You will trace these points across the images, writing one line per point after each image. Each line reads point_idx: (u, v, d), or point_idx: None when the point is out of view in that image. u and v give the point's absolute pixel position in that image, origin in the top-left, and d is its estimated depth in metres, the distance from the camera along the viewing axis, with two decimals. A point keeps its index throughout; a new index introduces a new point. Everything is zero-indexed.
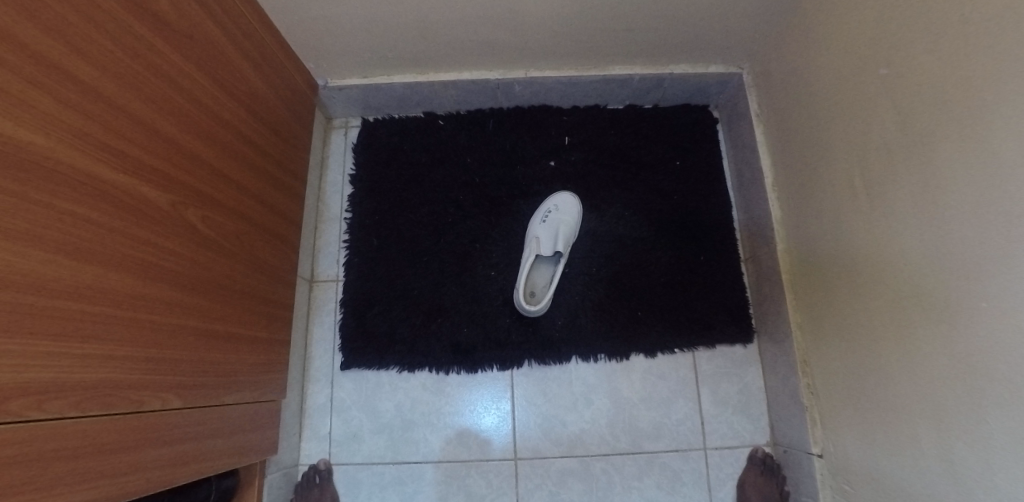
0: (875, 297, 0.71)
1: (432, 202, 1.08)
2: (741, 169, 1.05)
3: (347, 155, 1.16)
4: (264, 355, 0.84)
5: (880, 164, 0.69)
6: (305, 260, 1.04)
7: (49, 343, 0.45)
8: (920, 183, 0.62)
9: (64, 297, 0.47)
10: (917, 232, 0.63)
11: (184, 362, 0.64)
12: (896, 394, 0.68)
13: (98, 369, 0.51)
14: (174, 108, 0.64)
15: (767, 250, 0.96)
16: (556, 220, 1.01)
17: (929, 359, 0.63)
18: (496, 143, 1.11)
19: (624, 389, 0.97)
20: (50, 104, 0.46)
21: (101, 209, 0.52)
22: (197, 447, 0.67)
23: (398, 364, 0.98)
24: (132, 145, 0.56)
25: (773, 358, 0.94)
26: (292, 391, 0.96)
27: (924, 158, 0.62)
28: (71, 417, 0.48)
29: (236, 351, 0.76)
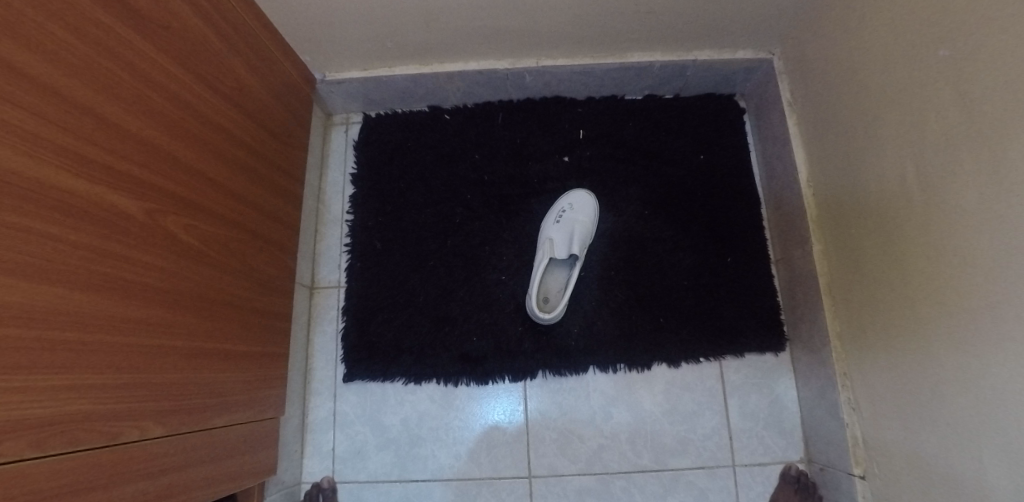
0: (931, 306, 0.63)
1: (437, 202, 1.01)
2: (772, 162, 0.97)
3: (348, 153, 1.10)
4: (257, 371, 0.78)
5: (937, 156, 0.61)
6: (304, 266, 0.98)
7: (6, 379, 0.40)
8: (989, 176, 0.54)
9: (21, 325, 0.42)
10: (984, 234, 0.55)
11: (162, 386, 0.58)
12: (953, 416, 0.60)
13: (60, 403, 0.45)
14: (148, 106, 0.58)
15: (802, 251, 0.88)
16: (571, 220, 0.94)
17: (993, 378, 0.55)
18: (506, 138, 1.04)
19: (645, 401, 0.90)
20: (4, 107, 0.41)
21: (61, 223, 0.46)
22: (184, 477, 0.61)
23: (403, 376, 0.92)
24: (99, 150, 0.50)
25: (808, 369, 0.87)
26: (292, 406, 0.90)
27: (990, 148, 0.54)
28: (32, 459, 0.42)
29: (225, 370, 0.70)
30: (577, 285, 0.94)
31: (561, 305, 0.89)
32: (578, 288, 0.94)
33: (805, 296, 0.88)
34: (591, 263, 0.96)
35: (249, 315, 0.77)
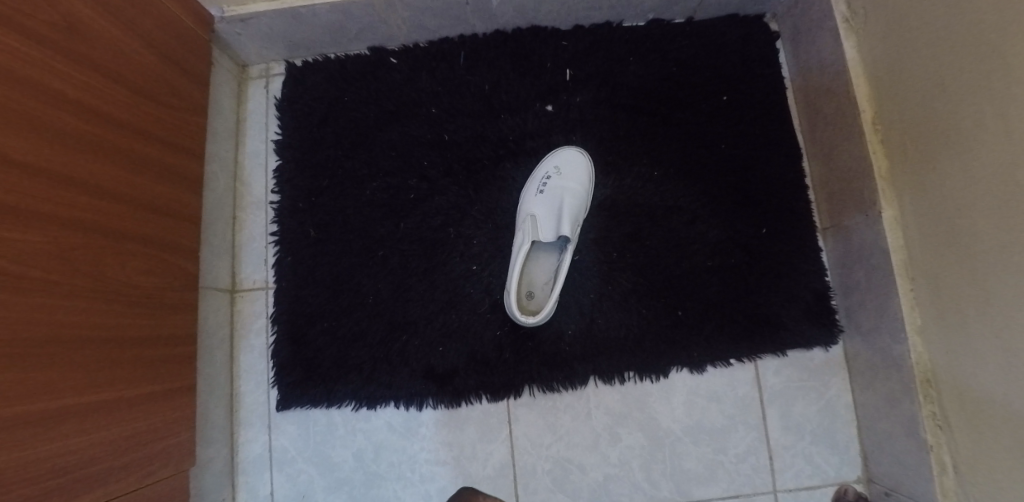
0: None
1: (385, 173, 0.78)
2: (818, 101, 0.74)
3: (270, 115, 0.85)
4: (137, 421, 0.58)
5: None
6: (216, 265, 0.76)
7: None
8: None
9: None
10: None
11: None
12: None
13: None
14: None
15: (864, 218, 0.67)
16: (561, 188, 0.72)
17: None
18: (470, 85, 0.80)
19: (662, 418, 0.70)
20: None
21: None
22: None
23: (352, 401, 0.72)
24: None
25: (872, 369, 0.67)
26: (210, 446, 0.71)
27: None
28: None
29: (73, 439, 0.49)
30: (570, 273, 0.73)
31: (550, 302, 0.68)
32: (572, 277, 0.73)
33: (865, 276, 0.67)
34: (587, 245, 0.74)
35: (119, 349, 0.55)
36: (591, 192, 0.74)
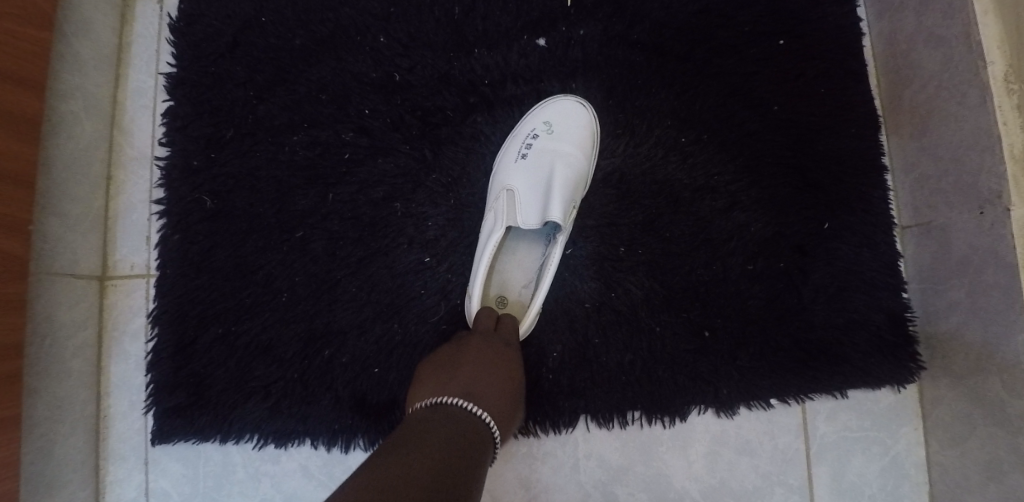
0: None
1: (312, 124, 0.57)
2: (914, 50, 0.54)
3: (163, 38, 0.63)
4: None
5: None
6: (73, 242, 0.55)
7: None
8: None
9: None
10: None
11: None
12: None
13: None
14: None
15: (976, 217, 0.47)
16: (553, 150, 0.52)
17: None
18: (435, 6, 0.58)
19: (674, 475, 0.52)
20: None
21: None
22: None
23: (254, 436, 0.53)
24: None
25: (964, 424, 0.49)
26: (54, 493, 0.51)
27: None
28: None
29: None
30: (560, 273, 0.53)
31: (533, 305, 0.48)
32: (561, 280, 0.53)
33: (968, 297, 0.48)
34: (583, 235, 0.54)
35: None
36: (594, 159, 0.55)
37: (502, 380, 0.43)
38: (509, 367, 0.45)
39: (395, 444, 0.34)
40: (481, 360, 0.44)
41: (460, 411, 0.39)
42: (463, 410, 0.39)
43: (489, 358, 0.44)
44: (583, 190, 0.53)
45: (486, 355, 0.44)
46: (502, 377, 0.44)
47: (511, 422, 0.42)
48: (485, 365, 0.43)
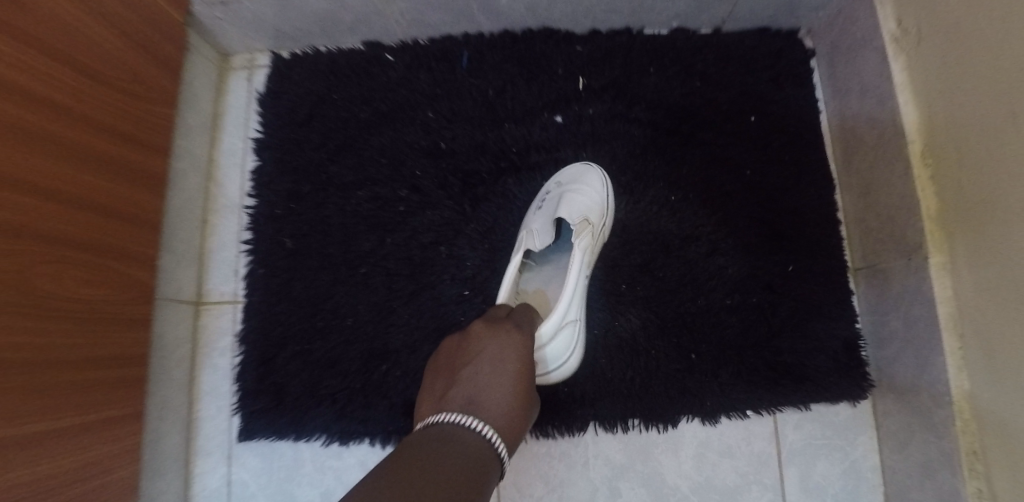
0: None
1: (373, 182, 0.71)
2: (856, 128, 0.67)
3: (252, 111, 0.77)
4: (77, 453, 0.51)
5: None
6: (179, 275, 0.68)
7: None
8: None
9: None
10: None
11: None
12: None
13: None
14: None
15: (905, 263, 0.59)
16: (565, 193, 0.63)
17: None
18: (474, 89, 0.72)
19: (668, 474, 0.63)
20: None
21: None
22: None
23: (322, 435, 0.65)
24: None
25: (906, 431, 0.60)
26: (159, 480, 0.63)
27: None
28: None
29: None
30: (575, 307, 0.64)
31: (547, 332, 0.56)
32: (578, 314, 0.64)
33: (904, 327, 0.60)
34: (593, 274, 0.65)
35: (27, 373, 0.45)
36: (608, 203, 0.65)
37: (503, 385, 0.49)
38: (513, 372, 0.50)
39: (406, 460, 0.38)
40: (483, 361, 0.50)
41: (462, 428, 0.43)
42: (464, 423, 0.44)
43: (493, 362, 0.50)
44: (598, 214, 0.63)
45: (494, 358, 0.50)
46: (507, 379, 0.49)
47: (515, 429, 0.47)
48: (489, 374, 0.49)
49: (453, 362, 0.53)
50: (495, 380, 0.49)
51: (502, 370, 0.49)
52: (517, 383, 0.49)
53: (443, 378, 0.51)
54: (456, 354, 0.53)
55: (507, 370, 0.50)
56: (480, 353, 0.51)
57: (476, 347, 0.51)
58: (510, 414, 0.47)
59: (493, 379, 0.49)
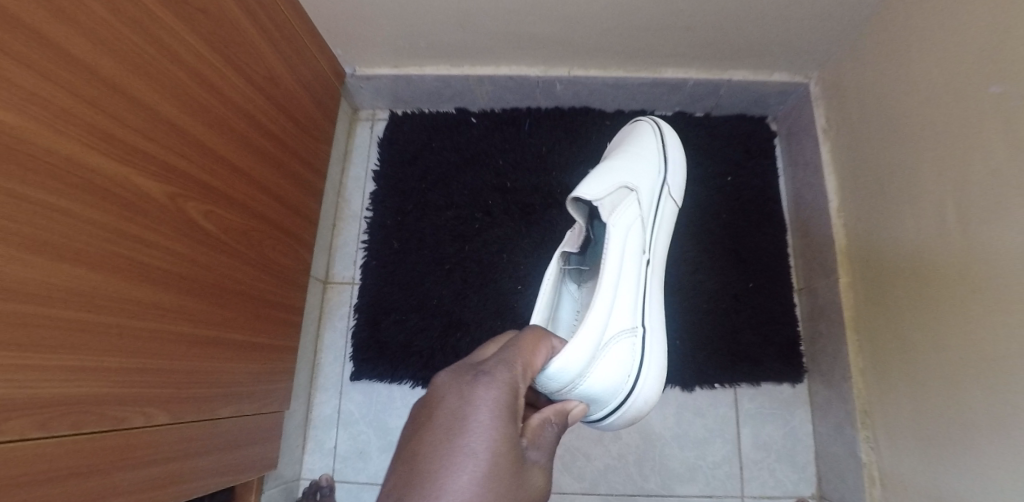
0: (946, 334, 0.64)
1: (457, 206, 1.00)
2: (801, 189, 0.96)
3: (372, 150, 1.09)
4: (271, 361, 0.79)
5: (947, 191, 0.65)
6: (320, 261, 0.98)
7: (43, 340, 0.44)
8: (1006, 203, 0.57)
9: (57, 305, 0.45)
10: (995, 264, 0.58)
11: (182, 372, 0.60)
12: (970, 449, 0.61)
13: (77, 383, 0.47)
14: (189, 99, 0.61)
15: (829, 282, 0.86)
16: (617, 153, 0.84)
17: (1004, 406, 0.56)
18: (533, 145, 1.03)
19: (655, 425, 0.89)
20: (60, 96, 0.45)
21: (103, 208, 0.49)
22: (162, 471, 0.58)
23: (411, 380, 0.92)
24: (143, 139, 0.54)
25: (827, 403, 0.85)
26: (297, 400, 0.90)
27: (1002, 179, 0.57)
28: (38, 437, 0.44)
29: (218, 366, 0.67)
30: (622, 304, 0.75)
31: (577, 356, 0.54)
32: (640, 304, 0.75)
33: (827, 328, 0.86)
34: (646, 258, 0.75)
35: (252, 304, 0.74)
36: (655, 161, 0.82)
37: (459, 464, 0.35)
38: (456, 457, 0.36)
39: None
40: (444, 422, 0.38)
41: None
42: None
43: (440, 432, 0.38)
44: (647, 161, 0.81)
45: (440, 427, 0.38)
46: (457, 451, 0.36)
47: None
48: (433, 450, 0.36)
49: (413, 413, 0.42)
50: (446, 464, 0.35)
51: (453, 437, 0.37)
52: (471, 458, 0.36)
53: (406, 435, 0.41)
54: (416, 408, 0.42)
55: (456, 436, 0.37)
56: (440, 406, 0.40)
57: (436, 397, 0.41)
58: None
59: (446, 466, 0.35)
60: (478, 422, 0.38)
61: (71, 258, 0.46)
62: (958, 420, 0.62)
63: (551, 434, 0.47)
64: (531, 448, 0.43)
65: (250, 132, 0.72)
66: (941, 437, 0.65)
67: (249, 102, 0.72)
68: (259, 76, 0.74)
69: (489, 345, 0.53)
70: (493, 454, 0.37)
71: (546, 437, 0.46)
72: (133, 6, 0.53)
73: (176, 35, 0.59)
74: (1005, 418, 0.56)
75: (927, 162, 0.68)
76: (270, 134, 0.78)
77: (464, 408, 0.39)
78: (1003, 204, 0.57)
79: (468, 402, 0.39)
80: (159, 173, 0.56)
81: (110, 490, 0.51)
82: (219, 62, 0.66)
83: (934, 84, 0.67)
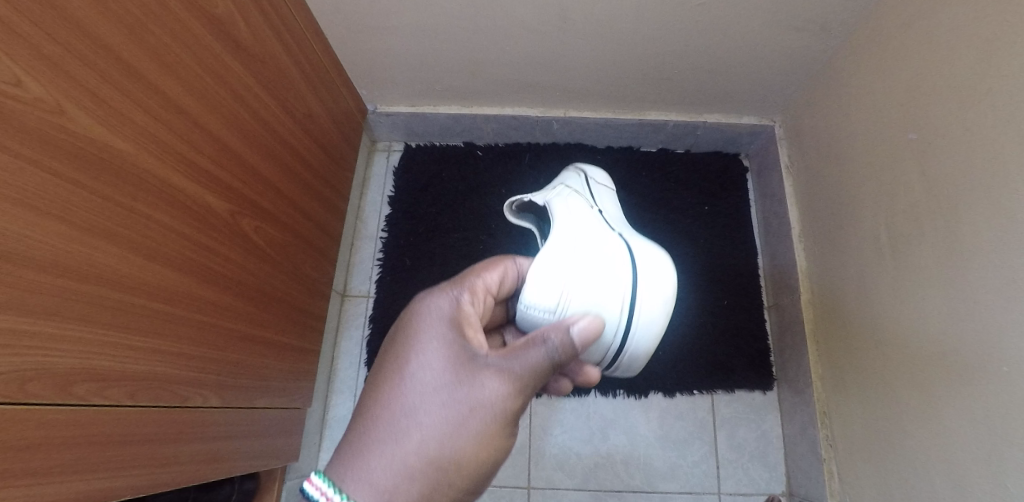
0: (890, 340, 0.75)
1: (464, 228, 1.12)
2: (770, 218, 1.08)
3: (387, 178, 1.21)
4: (296, 362, 0.89)
5: (890, 219, 0.77)
6: (339, 276, 1.09)
7: (135, 325, 0.54)
8: (937, 228, 0.69)
9: (146, 297, 0.55)
10: (930, 278, 0.69)
11: (231, 363, 0.70)
12: (908, 439, 0.71)
13: (157, 363, 0.57)
14: (248, 132, 0.73)
15: (794, 299, 0.98)
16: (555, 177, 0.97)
17: (937, 399, 0.66)
18: (532, 176, 1.15)
19: (641, 427, 0.99)
20: (158, 129, 0.57)
21: (181, 220, 0.60)
22: (217, 448, 0.68)
23: None
24: (214, 165, 0.66)
25: (793, 407, 0.95)
26: (317, 401, 1.00)
27: (932, 209, 0.69)
28: (127, 405, 0.54)
29: (258, 361, 0.77)
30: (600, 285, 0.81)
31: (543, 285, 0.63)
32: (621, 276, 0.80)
33: (792, 340, 0.97)
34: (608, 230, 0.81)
35: (285, 309, 0.85)
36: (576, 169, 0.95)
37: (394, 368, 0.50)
38: (407, 362, 0.50)
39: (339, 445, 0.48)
40: (390, 341, 0.53)
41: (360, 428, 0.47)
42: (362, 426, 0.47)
43: (399, 343, 0.52)
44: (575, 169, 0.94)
45: (399, 339, 0.52)
46: (407, 356, 0.50)
47: (421, 416, 0.47)
48: (393, 356, 0.51)
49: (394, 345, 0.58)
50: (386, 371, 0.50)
51: (405, 346, 0.51)
52: (418, 360, 0.50)
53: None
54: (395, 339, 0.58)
55: (409, 346, 0.51)
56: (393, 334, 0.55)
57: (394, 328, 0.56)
58: (423, 395, 0.48)
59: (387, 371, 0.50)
60: (408, 337, 0.52)
61: (163, 261, 0.57)
62: (899, 414, 0.73)
63: (539, 354, 0.49)
64: (492, 357, 0.50)
65: (290, 161, 0.84)
66: (882, 429, 0.76)
67: (290, 135, 0.84)
68: (301, 114, 0.87)
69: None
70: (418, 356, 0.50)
71: (531, 362, 0.49)
72: (220, 61, 0.66)
73: (244, 81, 0.71)
74: (933, 407, 0.67)
75: (869, 196, 0.82)
76: (306, 163, 0.90)
77: (416, 325, 0.52)
78: (924, 232, 0.71)
79: (418, 320, 0.53)
80: (226, 195, 0.68)
81: (177, 457, 0.61)
82: (273, 103, 0.79)
83: (874, 130, 0.80)
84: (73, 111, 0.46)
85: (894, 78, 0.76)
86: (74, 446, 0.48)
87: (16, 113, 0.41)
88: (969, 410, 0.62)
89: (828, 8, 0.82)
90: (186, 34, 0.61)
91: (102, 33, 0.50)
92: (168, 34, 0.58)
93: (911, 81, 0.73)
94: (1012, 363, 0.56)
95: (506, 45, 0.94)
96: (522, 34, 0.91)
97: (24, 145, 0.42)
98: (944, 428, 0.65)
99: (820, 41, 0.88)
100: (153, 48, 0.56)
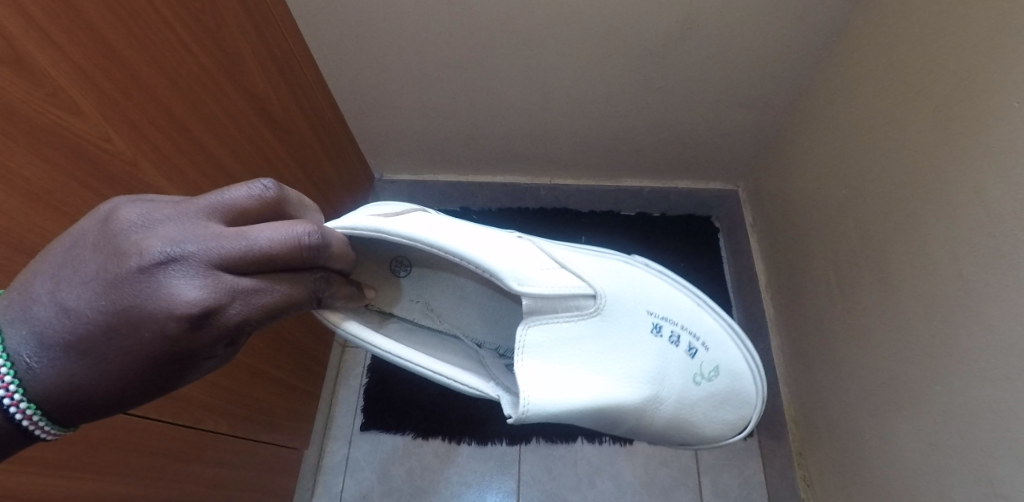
0: (851, 376, 0.81)
1: None
2: (741, 272, 1.18)
3: None
4: (299, 403, 0.95)
5: (836, 265, 0.87)
6: None
7: None
8: (872, 270, 0.78)
9: None
10: (873, 316, 0.77)
11: (245, 394, 0.77)
12: (876, 471, 0.76)
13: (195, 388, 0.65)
14: None
15: (766, 345, 1.05)
16: (692, 397, 0.76)
17: (895, 428, 0.72)
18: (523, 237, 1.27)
19: (626, 473, 1.01)
20: (205, 185, 0.69)
21: None
22: (219, 475, 0.73)
23: (412, 430, 1.06)
24: None
25: (772, 451, 0.99)
26: (312, 447, 1.03)
27: (868, 254, 0.79)
28: (164, 422, 0.61)
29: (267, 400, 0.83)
30: (428, 284, 0.79)
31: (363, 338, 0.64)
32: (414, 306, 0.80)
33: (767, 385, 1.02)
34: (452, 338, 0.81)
35: (294, 351, 0.92)
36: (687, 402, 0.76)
37: (77, 377, 0.33)
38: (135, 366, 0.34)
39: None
40: (123, 311, 0.33)
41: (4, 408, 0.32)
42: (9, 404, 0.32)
43: (148, 345, 0.34)
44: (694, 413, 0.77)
45: (155, 340, 0.34)
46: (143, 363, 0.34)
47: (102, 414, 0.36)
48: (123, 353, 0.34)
49: (126, 236, 0.34)
50: (62, 362, 0.33)
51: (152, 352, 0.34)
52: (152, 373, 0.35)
53: (119, 208, 0.36)
54: (128, 242, 0.34)
55: (156, 354, 0.34)
56: (120, 306, 0.33)
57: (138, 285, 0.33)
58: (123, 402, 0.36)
59: (62, 360, 0.33)
60: (127, 361, 0.34)
61: None
62: (866, 447, 0.78)
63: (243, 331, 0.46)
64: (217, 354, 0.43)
65: None
66: (855, 464, 0.80)
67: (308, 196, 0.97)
68: (318, 180, 1.00)
69: (288, 239, 0.39)
70: (122, 381, 0.35)
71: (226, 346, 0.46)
72: (255, 130, 0.79)
73: (275, 149, 0.85)
74: (892, 436, 0.72)
75: (818, 247, 0.92)
76: None
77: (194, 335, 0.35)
78: (862, 275, 0.80)
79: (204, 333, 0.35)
80: None
81: (184, 476, 0.66)
82: (296, 168, 0.92)
83: (816, 189, 0.92)
84: (148, 167, 0.59)
85: (827, 144, 0.89)
86: (119, 453, 0.55)
87: (104, 164, 0.53)
88: (921, 435, 0.68)
89: (768, 87, 0.97)
90: (234, 109, 0.74)
91: (175, 108, 0.63)
92: (223, 112, 0.71)
93: (840, 147, 0.86)
94: (948, 385, 0.64)
95: (500, 122, 1.09)
96: (512, 113, 1.06)
97: (105, 189, 0.53)
98: (903, 456, 0.71)
99: (767, 115, 1.03)
100: (209, 120, 0.69)
